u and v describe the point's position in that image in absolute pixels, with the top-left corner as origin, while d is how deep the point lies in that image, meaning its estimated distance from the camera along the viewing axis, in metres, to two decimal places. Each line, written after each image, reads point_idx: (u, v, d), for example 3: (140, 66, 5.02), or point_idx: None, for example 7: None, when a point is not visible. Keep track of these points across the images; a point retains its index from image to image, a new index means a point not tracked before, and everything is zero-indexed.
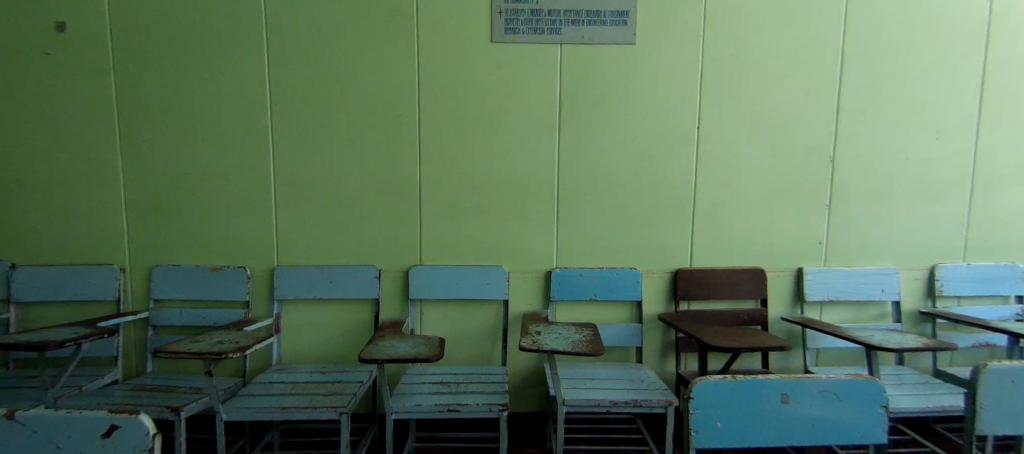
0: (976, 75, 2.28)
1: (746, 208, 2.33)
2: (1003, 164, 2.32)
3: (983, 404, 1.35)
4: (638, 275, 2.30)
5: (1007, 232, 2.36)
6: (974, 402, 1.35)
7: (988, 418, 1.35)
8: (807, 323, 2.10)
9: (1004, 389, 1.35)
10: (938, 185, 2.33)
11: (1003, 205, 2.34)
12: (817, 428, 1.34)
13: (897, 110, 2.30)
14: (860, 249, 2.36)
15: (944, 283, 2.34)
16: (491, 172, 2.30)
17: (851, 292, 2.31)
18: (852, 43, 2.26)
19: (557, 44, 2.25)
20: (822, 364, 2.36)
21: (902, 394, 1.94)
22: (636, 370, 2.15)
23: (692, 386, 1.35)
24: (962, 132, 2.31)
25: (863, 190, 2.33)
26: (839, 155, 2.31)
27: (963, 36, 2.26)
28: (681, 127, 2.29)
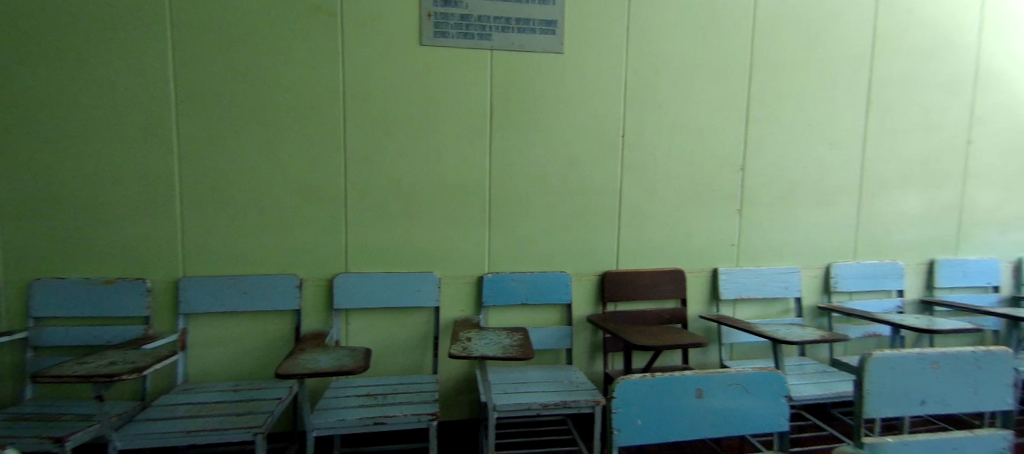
0: (859, 95, 2.58)
1: (668, 213, 2.46)
2: (881, 172, 2.65)
3: (869, 389, 1.46)
4: (567, 278, 2.34)
5: (887, 234, 2.69)
6: (861, 388, 1.46)
7: (873, 401, 1.46)
8: (721, 320, 2.25)
9: (891, 376, 1.46)
10: (831, 192, 2.61)
11: (884, 209, 2.67)
12: (726, 419, 1.40)
13: (797, 124, 2.54)
14: (768, 251, 2.58)
15: (839, 280, 2.62)
16: (422, 176, 2.24)
17: (760, 290, 2.52)
18: (758, 62, 2.47)
19: (487, 50, 2.24)
20: (735, 357, 2.55)
21: (805, 383, 2.14)
22: (565, 372, 2.18)
23: (614, 385, 1.36)
24: (850, 145, 2.60)
25: (769, 196, 2.55)
26: (748, 165, 2.51)
27: (849, 60, 2.55)
28: (609, 135, 2.37)
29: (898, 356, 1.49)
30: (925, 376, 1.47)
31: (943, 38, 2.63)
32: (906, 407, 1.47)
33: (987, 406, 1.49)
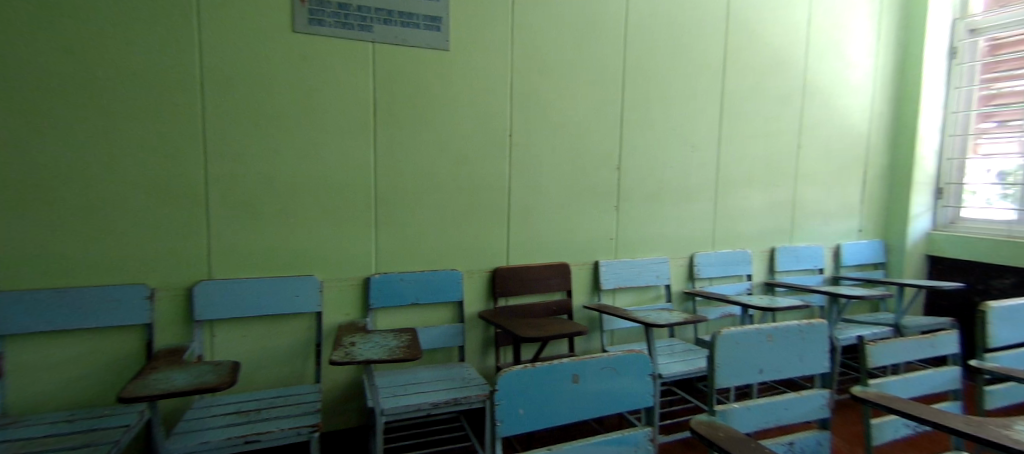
0: (714, 104, 2.91)
1: (554, 209, 2.57)
2: (733, 172, 3.01)
3: (719, 364, 1.48)
4: (458, 275, 2.33)
5: (737, 226, 3.07)
6: (712, 363, 1.48)
7: (722, 374, 1.49)
8: (602, 309, 2.40)
9: (736, 349, 1.50)
10: (693, 190, 2.91)
11: (734, 204, 3.04)
12: (604, 400, 1.38)
13: (665, 128, 2.79)
14: (642, 243, 2.80)
15: (700, 267, 2.93)
16: (300, 173, 2.09)
17: (635, 280, 2.73)
18: (630, 70, 2.67)
19: (368, 42, 2.15)
20: (616, 343, 2.74)
21: (675, 361, 2.36)
22: (457, 370, 2.17)
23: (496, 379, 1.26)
24: (707, 149, 2.92)
25: (642, 193, 2.78)
26: (624, 165, 2.71)
27: (705, 73, 2.86)
28: (496, 134, 2.41)
29: (743, 331, 1.52)
30: (764, 346, 1.53)
31: (777, 57, 3.06)
32: (748, 377, 1.52)
33: (812, 370, 1.60)
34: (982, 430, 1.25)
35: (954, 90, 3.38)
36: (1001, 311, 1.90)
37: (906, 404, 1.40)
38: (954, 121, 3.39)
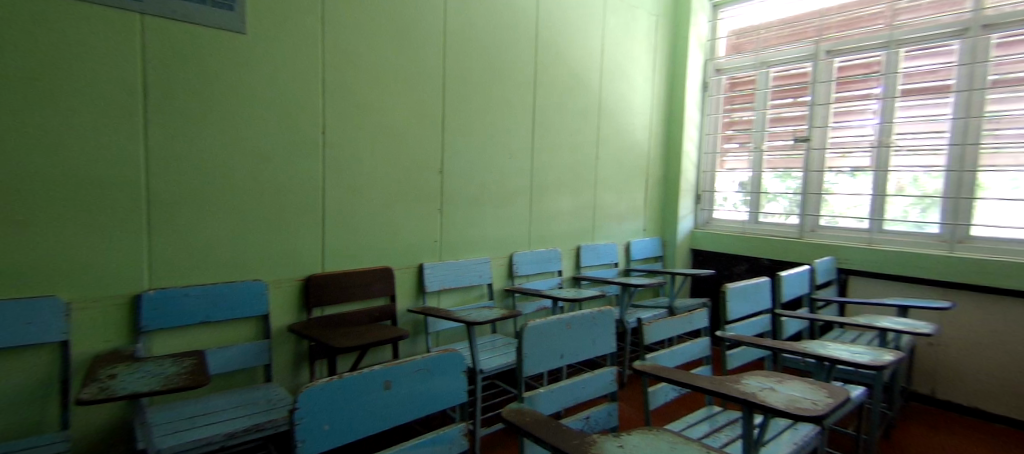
0: (526, 115, 3.12)
1: (373, 212, 2.47)
2: (544, 177, 3.28)
3: (526, 353, 1.58)
4: (262, 286, 2.09)
5: (549, 226, 3.34)
6: (520, 353, 1.57)
7: (529, 362, 1.59)
8: (426, 311, 2.38)
9: (539, 338, 1.61)
10: (510, 193, 3.08)
11: (546, 207, 3.31)
12: (417, 404, 1.34)
13: (484, 134, 2.91)
14: (464, 245, 2.87)
15: (518, 266, 3.12)
16: (33, 167, 1.65)
17: (458, 280, 2.78)
18: (449, 75, 2.72)
19: (134, 13, 1.80)
20: (440, 344, 2.75)
21: (496, 355, 2.46)
22: (261, 391, 1.94)
23: (296, 396, 1.15)
24: (522, 155, 3.12)
25: (463, 196, 2.84)
26: (445, 168, 2.74)
27: (518, 85, 3.06)
28: (305, 130, 2.23)
29: (547, 321, 1.65)
30: (563, 333, 1.68)
31: (578, 77, 3.42)
32: (550, 362, 1.65)
33: (603, 351, 1.81)
34: (720, 386, 1.58)
35: (707, 116, 4.18)
36: (735, 290, 2.41)
37: (672, 371, 1.69)
38: (708, 141, 4.19)
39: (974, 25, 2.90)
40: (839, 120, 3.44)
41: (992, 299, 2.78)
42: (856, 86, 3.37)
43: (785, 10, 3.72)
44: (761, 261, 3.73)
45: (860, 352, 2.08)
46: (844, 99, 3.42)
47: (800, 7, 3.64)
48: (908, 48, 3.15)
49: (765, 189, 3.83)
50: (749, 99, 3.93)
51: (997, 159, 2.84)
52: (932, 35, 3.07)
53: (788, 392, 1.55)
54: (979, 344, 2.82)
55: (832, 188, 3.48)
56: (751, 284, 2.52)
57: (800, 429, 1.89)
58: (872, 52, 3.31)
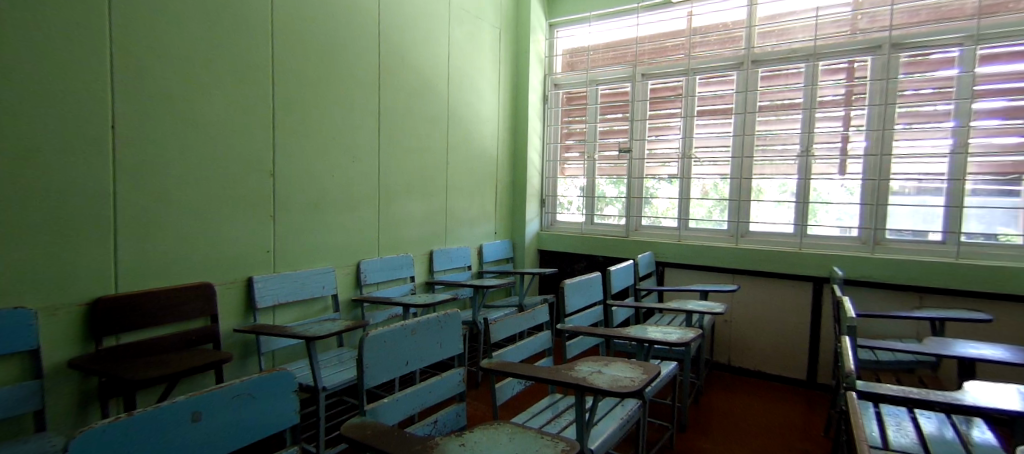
0: (371, 117, 3.02)
1: (186, 220, 2.17)
2: (392, 182, 3.20)
3: (367, 364, 1.52)
4: (31, 315, 1.70)
5: (398, 232, 3.27)
6: (361, 365, 1.51)
7: (371, 373, 1.53)
8: (257, 329, 2.17)
9: (382, 347, 1.57)
10: (354, 198, 2.95)
11: (395, 212, 3.24)
12: (235, 435, 1.19)
13: (323, 136, 2.74)
14: (303, 254, 2.67)
15: (366, 274, 3.01)
16: None
17: (297, 293, 2.58)
18: (279, 72, 2.51)
19: None
20: (277, 363, 2.52)
21: (340, 370, 2.33)
22: (30, 443, 1.58)
23: (68, 445, 0.93)
24: (367, 159, 3.01)
25: (300, 201, 2.64)
26: (277, 171, 2.52)
27: (360, 85, 2.95)
28: (89, 124, 1.87)
29: (390, 330, 1.61)
30: (408, 339, 1.66)
31: (424, 82, 3.41)
32: (395, 370, 1.62)
33: (448, 354, 1.82)
34: (556, 375, 1.70)
35: (548, 126, 4.47)
36: (572, 285, 2.62)
37: (514, 366, 1.78)
38: (550, 150, 4.49)
39: (746, 61, 3.56)
40: (653, 134, 3.95)
41: (765, 282, 3.43)
42: (666, 106, 3.90)
43: (609, 34, 4.16)
44: (597, 258, 4.10)
45: (671, 333, 2.41)
46: (657, 116, 3.93)
47: (621, 33, 4.10)
48: (702, 76, 3.74)
49: (603, 194, 4.20)
50: (583, 113, 4.31)
51: (765, 169, 3.52)
52: (718, 66, 3.69)
53: (612, 373, 1.73)
54: (758, 318, 3.46)
55: (654, 193, 3.96)
56: (586, 278, 2.76)
57: (627, 405, 2.12)
58: (676, 77, 3.87)
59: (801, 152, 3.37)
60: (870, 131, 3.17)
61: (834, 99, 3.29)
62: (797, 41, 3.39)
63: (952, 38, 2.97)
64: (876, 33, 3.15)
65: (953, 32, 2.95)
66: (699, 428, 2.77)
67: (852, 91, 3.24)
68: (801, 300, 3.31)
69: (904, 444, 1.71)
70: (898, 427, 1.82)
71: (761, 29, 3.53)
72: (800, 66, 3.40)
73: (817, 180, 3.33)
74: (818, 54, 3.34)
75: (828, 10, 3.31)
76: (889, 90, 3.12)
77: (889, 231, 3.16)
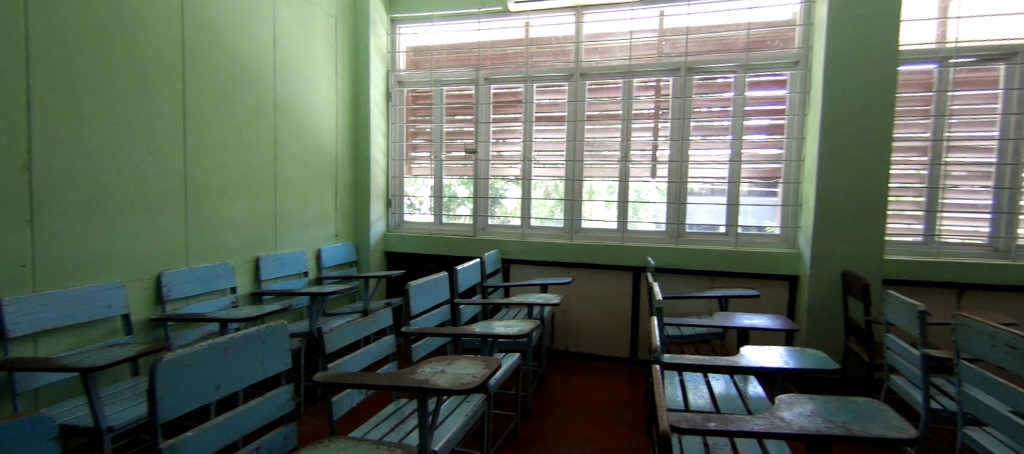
0: (175, 104, 2.63)
1: None
2: (205, 179, 2.82)
3: (162, 395, 1.31)
4: None
5: (214, 236, 2.89)
6: (154, 396, 1.29)
7: (167, 405, 1.32)
8: (8, 365, 1.74)
9: (184, 373, 1.36)
10: (153, 198, 2.53)
11: (210, 214, 2.86)
12: None
13: (106, 122, 2.30)
14: (80, 267, 2.21)
15: (170, 287, 2.59)
16: None
17: (71, 317, 2.12)
18: (36, 43, 2.04)
19: None
20: (43, 405, 2.05)
21: (134, 404, 1.97)
22: None
23: None
24: (169, 151, 2.61)
25: (74, 202, 2.18)
26: (35, 164, 2.05)
27: (159, 67, 2.54)
28: None
29: (195, 351, 1.40)
30: (218, 360, 1.46)
31: (245, 69, 3.07)
32: (203, 397, 1.42)
33: (271, 371, 1.65)
34: (399, 381, 1.66)
35: (392, 124, 4.32)
36: (417, 286, 2.56)
37: (353, 377, 1.70)
38: (395, 149, 4.35)
39: (576, 74, 3.87)
40: (496, 137, 4.09)
41: (596, 274, 3.76)
42: (507, 110, 4.06)
43: (451, 36, 4.17)
44: (446, 258, 4.10)
45: (512, 326, 2.50)
46: (499, 120, 4.07)
47: (463, 36, 4.16)
48: (538, 84, 3.97)
49: (454, 195, 4.20)
50: (427, 113, 4.25)
51: (594, 172, 3.87)
52: (551, 77, 3.95)
53: (454, 371, 1.74)
54: (590, 308, 3.78)
55: (503, 193, 4.09)
56: (432, 279, 2.73)
57: (471, 401, 2.15)
58: (514, 83, 4.04)
59: (621, 157, 3.79)
60: (673, 141, 3.68)
61: (646, 112, 3.74)
62: (616, 58, 3.79)
63: (729, 66, 3.58)
64: (676, 57, 3.67)
65: (730, 61, 3.56)
66: (540, 413, 2.93)
67: (660, 106, 3.73)
68: (625, 289, 3.70)
69: (699, 405, 2.01)
70: (695, 391, 2.14)
71: (587, 46, 3.87)
72: (618, 82, 3.80)
73: (635, 182, 3.78)
74: (633, 72, 3.76)
75: (641, 34, 3.75)
76: (686, 107, 3.66)
77: (689, 225, 3.71)
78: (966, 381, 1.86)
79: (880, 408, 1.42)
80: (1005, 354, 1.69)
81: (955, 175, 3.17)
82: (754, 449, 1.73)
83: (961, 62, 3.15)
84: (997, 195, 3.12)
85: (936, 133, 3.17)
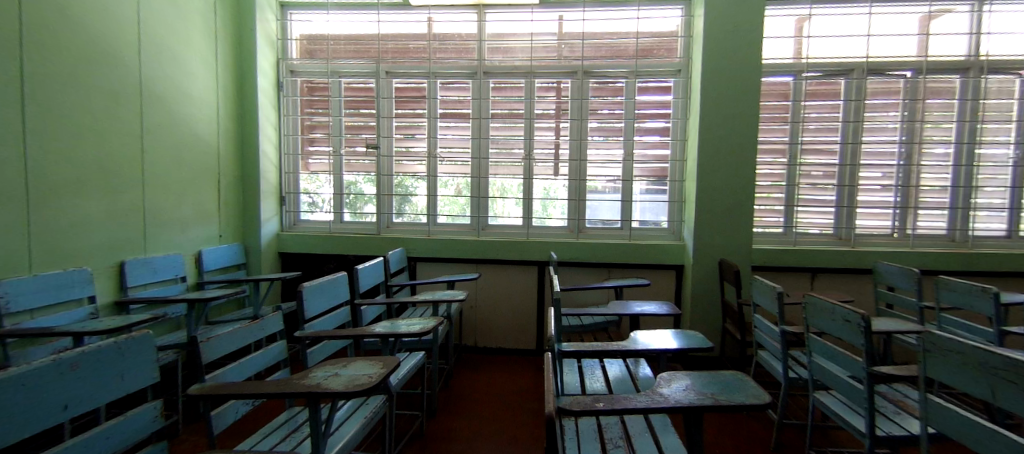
0: (5, 87, 2.31)
1: None
2: (52, 174, 2.49)
3: None
4: None
5: (67, 240, 2.57)
6: None
7: None
8: None
9: (14, 396, 1.27)
10: None
11: (61, 214, 2.54)
12: None
13: None
14: None
15: (8, 300, 2.28)
16: None
17: None
18: None
19: None
20: None
21: None
22: None
23: None
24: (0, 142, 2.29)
25: None
26: None
27: None
28: None
29: (31, 371, 1.30)
30: (59, 381, 1.34)
31: (103, 50, 2.75)
32: (42, 420, 1.31)
33: (136, 387, 1.52)
34: (287, 387, 1.59)
35: (285, 116, 4.04)
36: (312, 287, 2.44)
37: (236, 386, 1.61)
38: (289, 142, 4.07)
39: (479, 71, 3.88)
40: (400, 133, 3.99)
41: (501, 269, 3.81)
42: (410, 106, 3.98)
43: (348, 26, 4.00)
44: (347, 257, 3.94)
45: (415, 324, 2.46)
46: (402, 115, 3.98)
47: (361, 27, 4.00)
48: (441, 81, 3.94)
49: (360, 192, 4.03)
50: (325, 105, 4.05)
51: (500, 170, 3.92)
52: (454, 74, 3.93)
53: (349, 373, 1.68)
54: (496, 303, 3.83)
55: (412, 191, 4.00)
56: (329, 279, 2.60)
57: (371, 402, 2.09)
58: (417, 79, 3.96)
59: (525, 155, 3.87)
60: (573, 141, 3.84)
61: (548, 113, 3.86)
62: (518, 59, 3.87)
63: (620, 71, 3.80)
64: (574, 61, 3.82)
65: (621, 66, 3.79)
66: (447, 410, 2.91)
67: (561, 106, 3.86)
68: (529, 283, 3.79)
69: (595, 388, 2.13)
70: (592, 376, 2.26)
71: (489, 45, 3.91)
72: (520, 82, 3.88)
73: (540, 180, 3.88)
74: (534, 73, 3.86)
75: (541, 36, 3.85)
76: (584, 108, 3.83)
77: (588, 221, 3.89)
78: (814, 352, 2.13)
79: (743, 379, 1.58)
80: (841, 327, 1.97)
81: (810, 174, 3.62)
82: (642, 426, 1.86)
83: (812, 76, 3.60)
84: (840, 191, 3.61)
85: (793, 137, 3.60)
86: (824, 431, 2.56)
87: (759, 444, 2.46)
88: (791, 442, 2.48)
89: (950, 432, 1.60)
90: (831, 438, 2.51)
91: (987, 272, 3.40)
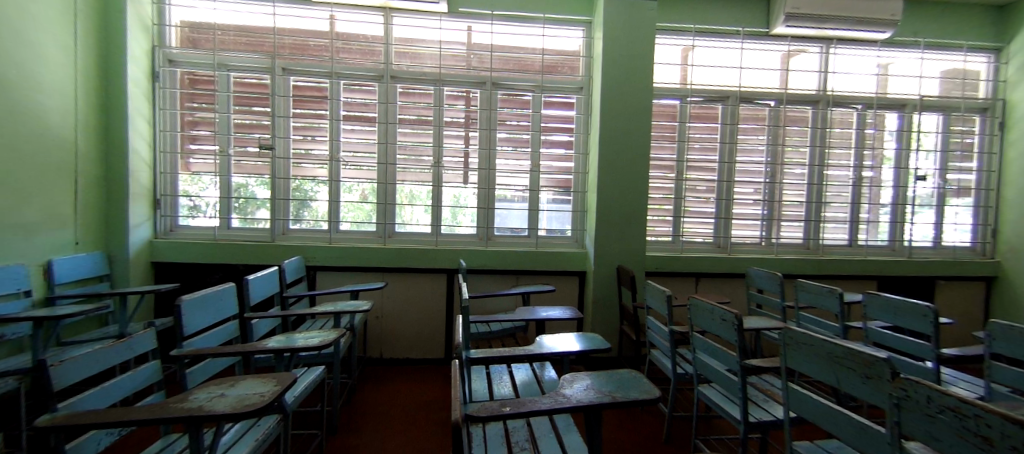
0: None
1: None
2: None
3: None
4: None
5: None
6: None
7: None
8: None
9: None
10: None
11: None
12: None
13: None
14: None
15: None
16: None
17: None
18: None
19: None
20: None
21: None
22: None
23: None
24: None
25: None
26: None
27: None
28: None
29: None
30: None
31: None
32: None
33: None
34: (161, 411, 1.43)
35: (161, 110, 3.63)
36: (191, 300, 2.20)
37: (96, 415, 1.42)
38: (165, 139, 3.65)
39: (386, 75, 3.79)
40: (298, 134, 3.76)
41: (406, 277, 3.73)
42: (310, 106, 3.77)
43: (239, 17, 3.72)
44: (236, 267, 3.63)
45: (314, 337, 2.31)
46: (302, 115, 3.76)
47: (255, 19, 3.73)
48: (345, 82, 3.78)
49: (252, 196, 3.73)
50: (211, 100, 3.70)
51: (408, 176, 3.85)
52: (359, 76, 3.80)
53: (238, 393, 1.55)
54: (401, 312, 3.74)
55: (312, 196, 3.78)
56: (214, 291, 2.37)
57: (264, 422, 1.93)
58: (319, 79, 3.77)
59: (433, 163, 3.84)
60: (481, 150, 3.88)
61: (457, 121, 3.87)
62: (426, 65, 3.83)
63: (526, 85, 3.92)
64: (482, 71, 3.87)
65: (527, 80, 3.90)
66: (349, 426, 2.79)
67: (469, 115, 3.89)
68: (435, 291, 3.74)
69: (503, 394, 2.17)
70: (498, 382, 2.29)
71: (396, 49, 3.83)
72: (428, 88, 3.85)
73: (448, 188, 3.87)
74: (442, 81, 3.85)
75: (449, 44, 3.86)
76: (492, 118, 3.88)
77: (496, 229, 3.94)
78: (699, 350, 2.33)
79: (637, 377, 1.70)
80: (721, 326, 2.18)
81: (694, 189, 3.98)
82: (546, 427, 1.91)
83: (696, 100, 3.97)
84: (720, 204, 4.01)
85: (680, 155, 3.94)
86: (707, 421, 2.81)
87: (653, 437, 2.64)
88: (680, 433, 2.69)
89: (809, 416, 1.83)
90: (714, 427, 2.76)
91: (835, 275, 3.96)
